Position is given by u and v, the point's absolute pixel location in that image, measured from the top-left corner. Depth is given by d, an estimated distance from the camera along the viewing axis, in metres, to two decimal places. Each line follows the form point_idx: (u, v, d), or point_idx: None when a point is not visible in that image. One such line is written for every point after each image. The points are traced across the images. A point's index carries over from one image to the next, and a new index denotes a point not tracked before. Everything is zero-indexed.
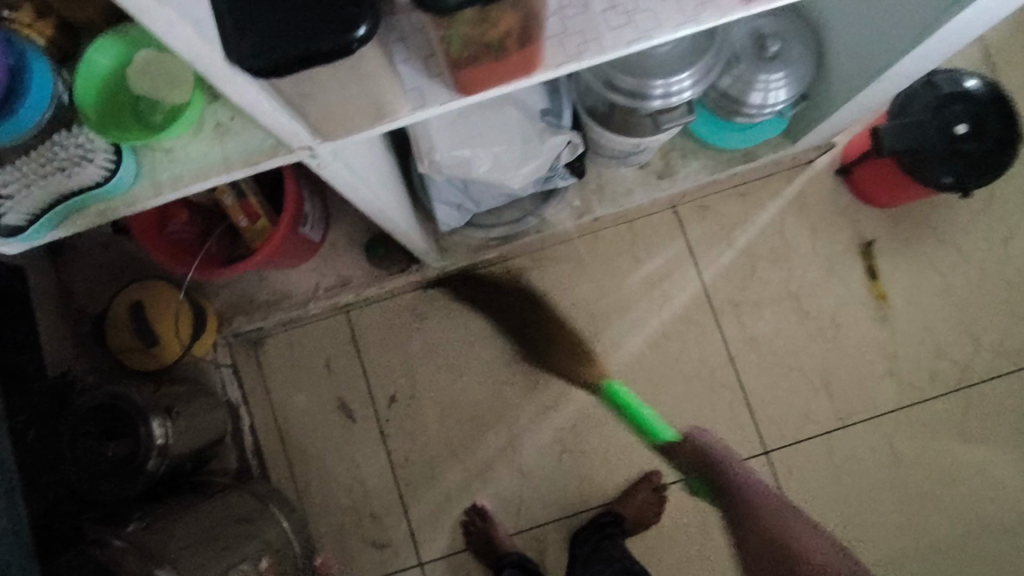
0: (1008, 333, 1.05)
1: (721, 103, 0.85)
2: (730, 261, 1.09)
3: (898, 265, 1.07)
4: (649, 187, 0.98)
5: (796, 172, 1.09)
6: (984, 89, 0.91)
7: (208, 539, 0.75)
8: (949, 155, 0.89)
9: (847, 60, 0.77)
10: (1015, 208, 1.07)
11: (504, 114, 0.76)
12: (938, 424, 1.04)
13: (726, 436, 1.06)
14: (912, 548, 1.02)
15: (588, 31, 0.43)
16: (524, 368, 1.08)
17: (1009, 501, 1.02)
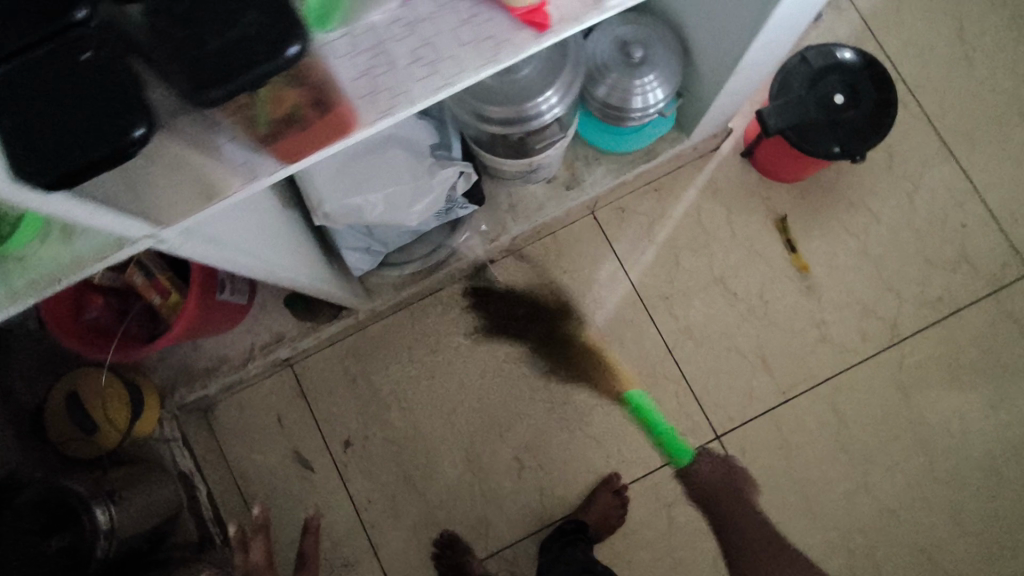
0: (926, 284, 1.09)
1: (605, 112, 0.88)
2: (654, 256, 1.11)
3: (814, 236, 1.10)
4: (558, 199, 1.00)
5: (703, 160, 1.12)
6: (855, 58, 0.95)
7: None
8: (830, 126, 0.92)
9: (708, 53, 0.80)
10: (916, 163, 1.11)
11: (392, 156, 0.78)
12: (876, 381, 1.07)
13: (676, 427, 1.08)
14: (868, 506, 1.05)
15: (397, 85, 0.46)
16: (472, 393, 1.10)
17: (953, 445, 1.05)
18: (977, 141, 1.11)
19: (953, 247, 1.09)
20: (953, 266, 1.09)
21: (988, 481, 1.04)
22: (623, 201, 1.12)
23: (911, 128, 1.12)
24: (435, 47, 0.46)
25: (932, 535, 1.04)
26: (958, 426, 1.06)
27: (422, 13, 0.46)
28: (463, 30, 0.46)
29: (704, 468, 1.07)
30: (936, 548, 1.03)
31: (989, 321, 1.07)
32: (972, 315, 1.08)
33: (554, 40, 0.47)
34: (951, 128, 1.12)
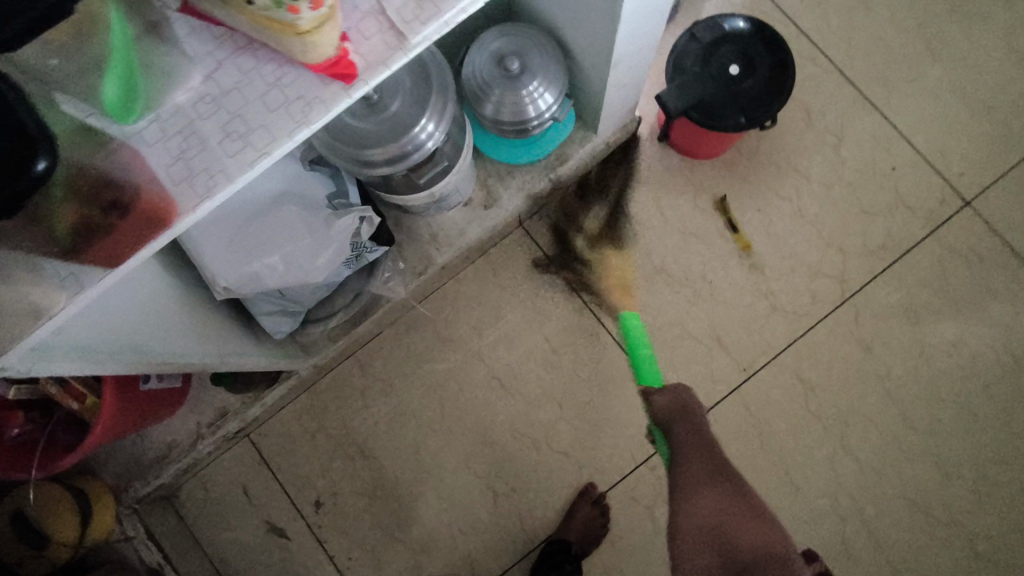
0: (867, 234, 1.07)
1: (499, 128, 0.86)
2: (590, 257, 1.08)
3: (746, 206, 1.08)
4: (477, 220, 0.97)
5: (621, 152, 1.10)
6: (746, 26, 0.93)
7: None
8: (730, 98, 0.91)
9: (586, 51, 0.79)
10: (834, 116, 1.09)
11: (283, 214, 0.75)
12: (836, 341, 1.05)
13: (645, 425, 1.05)
14: (849, 469, 1.02)
15: (213, 164, 0.44)
16: (434, 430, 1.07)
17: (922, 392, 1.03)
18: (891, 83, 1.10)
19: (887, 192, 1.07)
20: (890, 211, 1.07)
21: (965, 422, 1.02)
22: (549, 208, 1.09)
23: (823, 82, 1.10)
24: (245, 119, 0.44)
25: (919, 487, 1.01)
26: (925, 371, 1.04)
27: (229, 87, 0.44)
28: (272, 95, 0.44)
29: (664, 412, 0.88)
30: (925, 498, 1.01)
31: (936, 260, 1.05)
32: (917, 257, 1.06)
33: (366, 87, 0.44)
34: (862, 74, 1.10)
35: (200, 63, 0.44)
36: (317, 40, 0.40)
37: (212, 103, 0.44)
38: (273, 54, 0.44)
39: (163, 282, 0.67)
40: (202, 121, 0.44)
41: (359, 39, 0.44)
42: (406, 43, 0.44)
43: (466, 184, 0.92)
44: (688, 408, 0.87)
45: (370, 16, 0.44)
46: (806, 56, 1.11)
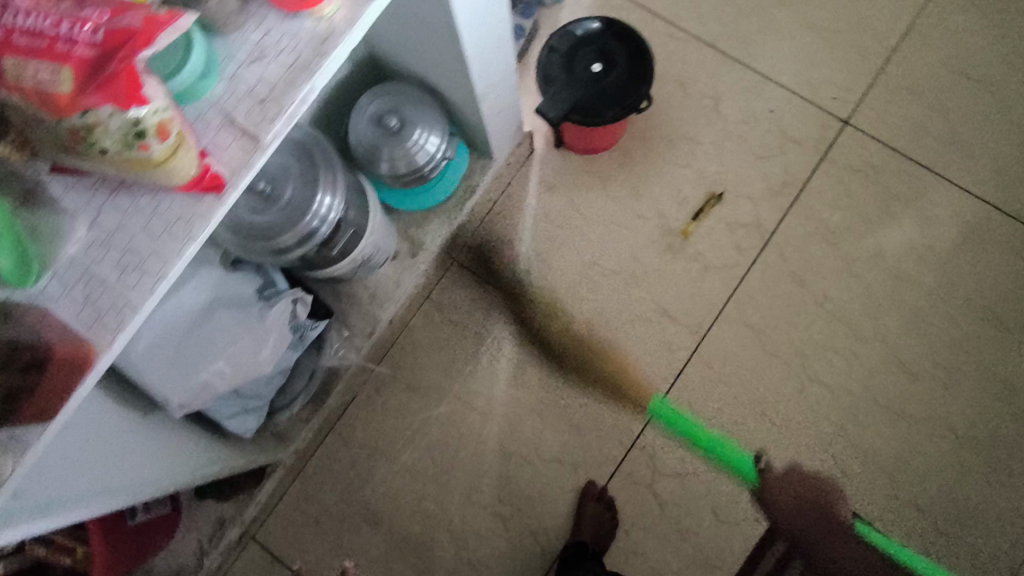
0: (767, 176, 1.14)
1: (403, 181, 0.91)
2: (527, 272, 1.13)
3: (654, 183, 1.14)
4: (409, 269, 1.01)
5: (527, 167, 1.16)
6: (598, 26, 1.00)
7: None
8: (601, 93, 0.99)
9: (452, 89, 0.84)
10: (706, 79, 1.17)
11: (218, 319, 0.78)
12: (771, 281, 1.11)
13: (622, 411, 1.09)
14: (818, 394, 1.07)
15: (117, 300, 0.47)
16: (430, 477, 1.10)
17: (860, 303, 1.09)
18: (746, 37, 1.18)
19: (773, 134, 1.15)
20: (781, 149, 1.14)
21: (906, 318, 1.08)
22: (475, 238, 1.14)
23: (687, 52, 1.18)
24: (137, 251, 0.47)
25: (885, 390, 1.06)
26: (858, 284, 1.10)
27: (113, 227, 0.48)
28: (156, 223, 0.48)
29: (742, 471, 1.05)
30: (893, 398, 1.06)
31: (835, 181, 1.13)
32: (819, 183, 1.13)
33: (238, 191, 0.48)
34: (720, 35, 1.18)
35: (82, 214, 0.48)
36: (175, 165, 0.44)
37: (103, 246, 0.48)
38: (146, 187, 0.48)
39: (114, 417, 0.69)
40: (98, 265, 0.47)
41: (219, 151, 0.48)
42: (261, 143, 0.48)
43: (388, 239, 0.96)
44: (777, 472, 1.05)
45: (223, 128, 0.48)
46: (665, 33, 1.19)
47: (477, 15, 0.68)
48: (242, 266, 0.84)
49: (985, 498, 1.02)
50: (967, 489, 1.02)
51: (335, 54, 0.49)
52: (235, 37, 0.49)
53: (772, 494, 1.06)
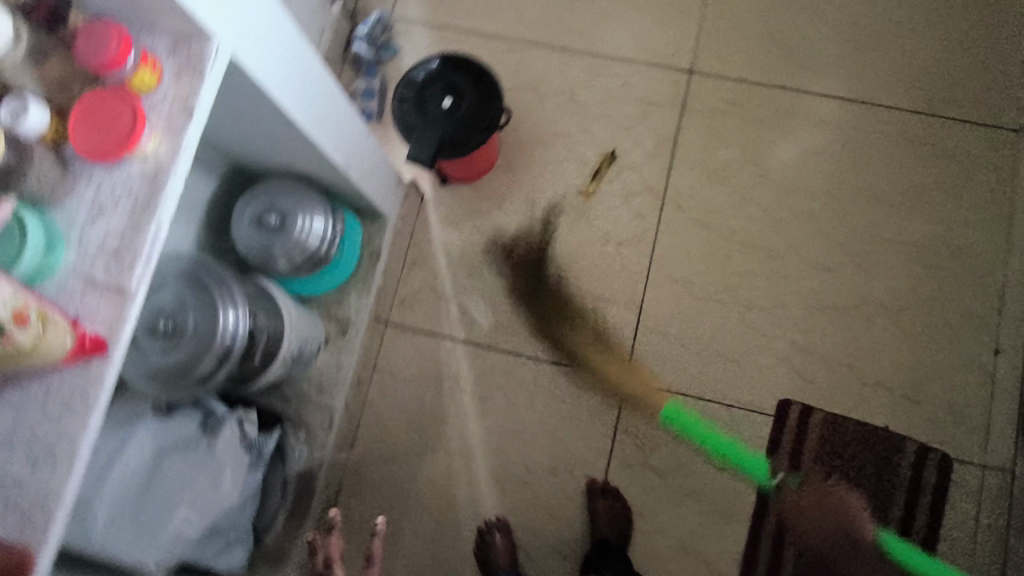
0: (642, 141, 1.19)
1: (303, 267, 0.93)
2: (459, 308, 1.15)
3: (544, 184, 1.18)
4: (344, 348, 1.05)
5: (424, 212, 1.18)
6: (437, 64, 1.05)
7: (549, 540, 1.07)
8: (460, 123, 1.02)
9: (316, 169, 0.86)
10: (555, 77, 1.23)
11: (168, 470, 0.76)
12: (682, 232, 1.15)
13: (595, 403, 1.10)
14: (761, 319, 1.10)
15: (37, 494, 0.46)
16: (439, 538, 1.08)
17: (767, 223, 1.14)
18: (576, 28, 1.25)
19: (631, 103, 1.21)
20: (643, 114, 1.20)
21: (811, 221, 1.13)
22: (400, 295, 1.15)
23: (528, 59, 1.24)
24: (42, 437, 0.47)
25: (818, 292, 1.10)
26: (757, 207, 1.14)
27: (11, 425, 0.47)
28: (50, 403, 0.47)
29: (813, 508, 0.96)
30: (826, 297, 1.10)
31: (702, 124, 1.19)
32: (688, 131, 1.18)
33: (123, 345, 0.48)
34: (552, 34, 1.25)
35: None
36: (46, 346, 0.44)
37: (8, 445, 0.47)
38: (30, 374, 0.48)
39: None
40: (9, 465, 0.47)
41: (90, 314, 0.48)
42: (128, 292, 0.48)
43: (312, 326, 0.97)
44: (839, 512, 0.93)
45: (87, 292, 0.49)
46: (503, 49, 1.25)
47: (306, 98, 0.70)
48: (176, 408, 0.81)
49: (944, 355, 1.06)
50: (925, 353, 1.06)
51: (169, 187, 0.50)
52: (68, 203, 0.49)
53: (794, 518, 0.98)
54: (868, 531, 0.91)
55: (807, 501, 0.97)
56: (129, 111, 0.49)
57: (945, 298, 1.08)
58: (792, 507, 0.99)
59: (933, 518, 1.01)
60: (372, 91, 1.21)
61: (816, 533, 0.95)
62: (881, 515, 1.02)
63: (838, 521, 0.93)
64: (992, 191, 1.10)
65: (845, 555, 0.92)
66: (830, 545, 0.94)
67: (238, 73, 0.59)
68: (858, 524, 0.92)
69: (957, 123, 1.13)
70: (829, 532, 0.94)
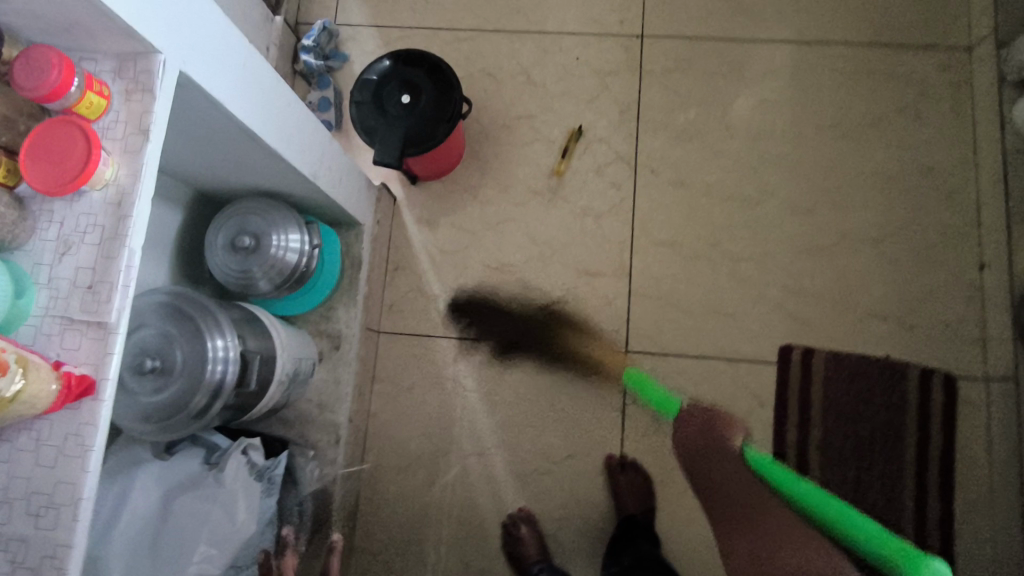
0: (604, 112, 1.18)
1: (285, 286, 0.90)
2: (449, 305, 1.13)
3: (514, 169, 1.17)
4: (340, 362, 1.02)
5: (399, 215, 1.17)
6: (389, 63, 1.03)
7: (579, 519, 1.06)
8: (421, 118, 1.01)
9: (284, 182, 0.84)
10: (508, 61, 1.22)
11: (178, 510, 0.74)
12: (658, 196, 1.14)
13: (598, 377, 1.09)
14: (749, 269, 1.11)
15: (45, 548, 0.44)
16: (465, 537, 1.06)
17: (740, 174, 1.14)
18: (522, 9, 1.24)
19: (588, 75, 1.20)
20: (602, 85, 1.19)
21: (782, 166, 1.13)
22: (388, 301, 1.14)
23: (479, 47, 1.23)
24: (41, 490, 0.45)
25: (800, 234, 1.11)
26: (728, 160, 1.14)
27: (5, 481, 0.45)
28: (45, 453, 0.45)
29: (691, 428, 0.98)
30: (809, 237, 1.11)
31: (661, 86, 1.18)
32: (649, 96, 1.18)
33: (113, 380, 0.46)
34: (499, 19, 1.24)
35: None
36: (30, 393, 0.42)
37: (5, 503, 0.45)
38: (18, 425, 0.45)
39: None
40: (9, 524, 0.45)
41: (73, 354, 0.46)
42: (109, 326, 0.46)
43: (303, 345, 0.95)
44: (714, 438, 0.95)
45: (66, 332, 0.46)
46: (452, 41, 1.23)
47: (263, 108, 0.68)
48: (177, 447, 0.80)
49: (931, 277, 1.07)
50: (912, 278, 1.08)
51: (137, 211, 0.47)
52: (32, 245, 0.47)
53: (681, 431, 0.99)
54: (734, 444, 0.94)
55: (691, 433, 0.97)
56: (80, 134, 0.46)
57: (924, 221, 1.09)
58: (682, 423, 1.00)
59: (947, 439, 1.02)
60: (329, 99, 1.20)
61: (689, 438, 0.97)
62: (895, 444, 1.03)
63: (703, 437, 0.95)
64: (953, 110, 1.12)
65: (712, 457, 0.91)
66: (700, 447, 0.94)
67: (192, 90, 0.56)
68: (726, 441, 0.94)
69: (910, 49, 1.14)
70: (696, 442, 0.95)
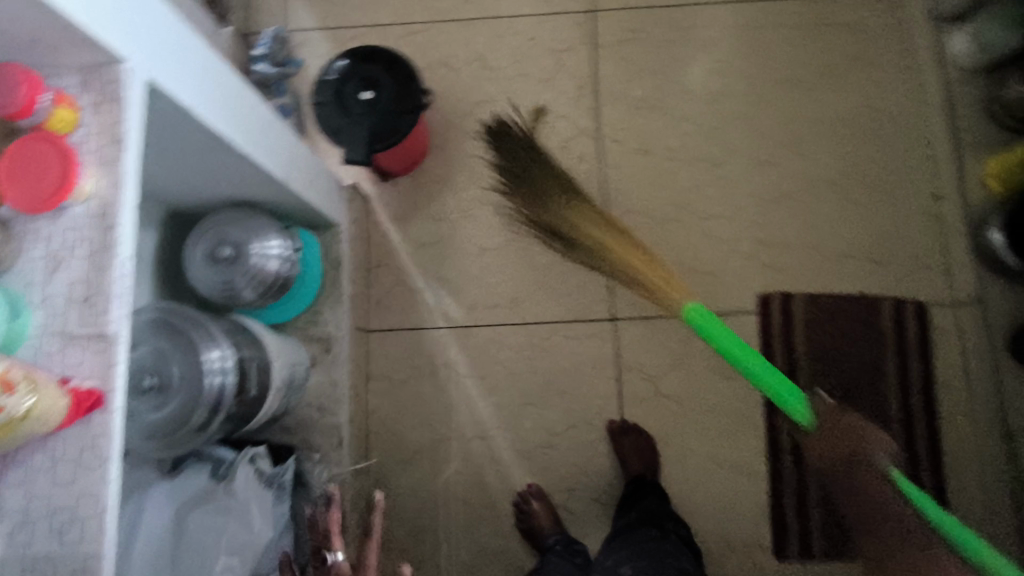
0: (564, 89, 1.20)
1: (271, 293, 0.90)
2: (435, 296, 1.14)
3: (483, 155, 1.19)
4: (334, 363, 1.02)
5: (374, 213, 1.17)
6: (345, 62, 1.03)
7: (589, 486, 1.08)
8: (386, 113, 1.01)
9: (258, 188, 0.83)
10: (463, 49, 1.23)
11: (194, 525, 0.74)
12: (625, 165, 1.17)
13: (590, 347, 1.11)
14: (722, 225, 1.14)
15: (74, 562, 0.44)
16: (479, 519, 1.07)
17: (702, 134, 1.17)
18: None
19: (544, 55, 1.22)
20: (558, 63, 1.21)
21: (741, 122, 1.17)
22: (373, 300, 1.14)
23: (433, 38, 1.23)
24: (62, 507, 0.45)
25: (766, 185, 1.15)
26: (689, 122, 1.17)
27: (24, 503, 0.45)
28: (61, 470, 0.45)
29: (826, 453, 0.83)
30: (775, 187, 1.14)
31: (616, 57, 1.21)
32: (605, 68, 1.20)
33: (120, 390, 0.46)
34: (449, 9, 1.24)
35: None
36: (41, 410, 0.42)
37: (28, 525, 0.45)
38: (30, 446, 0.45)
39: None
40: (33, 544, 0.44)
41: (77, 369, 0.46)
42: (110, 336, 0.46)
43: (296, 351, 0.95)
44: (862, 442, 0.80)
45: (66, 349, 0.46)
46: (405, 35, 1.23)
47: (228, 112, 0.67)
48: (183, 464, 0.80)
49: (892, 212, 1.12)
50: (875, 214, 1.12)
51: (123, 220, 0.48)
52: (19, 267, 0.47)
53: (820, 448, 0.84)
54: (880, 466, 0.76)
55: (836, 431, 0.83)
56: (55, 149, 0.46)
57: (880, 159, 1.14)
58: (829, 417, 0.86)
59: (924, 363, 1.07)
60: (287, 106, 1.17)
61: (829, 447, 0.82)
62: (878, 374, 1.07)
63: (848, 453, 0.80)
64: (896, 50, 1.16)
65: (841, 475, 0.80)
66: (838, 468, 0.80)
67: (160, 98, 0.56)
68: (870, 441, 0.80)
69: None
70: (838, 457, 0.80)
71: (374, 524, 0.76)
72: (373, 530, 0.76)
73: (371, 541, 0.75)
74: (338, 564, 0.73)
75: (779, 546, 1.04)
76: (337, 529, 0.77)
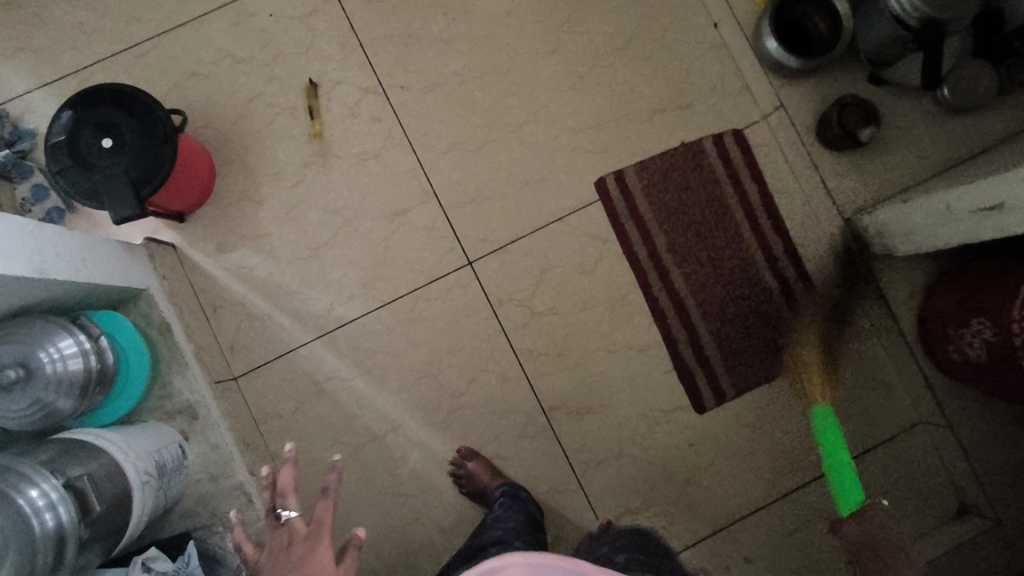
0: (328, 54, 1.11)
1: (89, 396, 0.81)
2: (289, 314, 1.07)
3: (275, 153, 1.09)
4: (206, 428, 0.95)
5: (188, 259, 1.07)
6: (68, 114, 0.91)
7: (513, 425, 1.08)
8: (137, 150, 0.90)
9: (14, 296, 0.73)
10: (204, 52, 1.10)
11: None
12: (421, 108, 1.11)
13: (459, 298, 1.09)
14: (536, 131, 1.11)
15: None
16: (424, 501, 1.06)
17: (483, 49, 1.12)
18: None
19: (292, 25, 1.11)
20: (309, 30, 1.11)
21: (515, 22, 1.12)
22: (227, 345, 1.06)
23: (166, 51, 1.10)
24: None
25: (561, 76, 1.12)
26: (465, 42, 1.12)
27: None
28: None
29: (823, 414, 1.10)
30: (570, 74, 1.12)
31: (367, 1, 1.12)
32: (359, 18, 1.12)
33: None
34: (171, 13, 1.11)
35: None
36: None
37: None
38: None
39: None
40: None
41: None
42: None
43: (156, 437, 0.87)
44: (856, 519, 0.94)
45: None
46: (135, 59, 1.09)
47: None
48: None
49: (684, 55, 1.13)
50: (669, 63, 1.13)
51: None
52: None
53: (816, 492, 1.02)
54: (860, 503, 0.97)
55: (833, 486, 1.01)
56: None
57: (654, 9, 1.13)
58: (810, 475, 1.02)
59: (760, 186, 1.11)
60: (45, 185, 1.04)
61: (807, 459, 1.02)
62: (724, 212, 1.11)
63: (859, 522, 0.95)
64: None
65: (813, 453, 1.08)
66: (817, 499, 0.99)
67: None
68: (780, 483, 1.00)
69: None
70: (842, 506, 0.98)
71: (332, 479, 0.67)
72: (332, 486, 0.67)
73: (328, 501, 0.66)
74: (293, 520, 0.67)
75: (698, 402, 1.09)
76: (293, 489, 0.69)
